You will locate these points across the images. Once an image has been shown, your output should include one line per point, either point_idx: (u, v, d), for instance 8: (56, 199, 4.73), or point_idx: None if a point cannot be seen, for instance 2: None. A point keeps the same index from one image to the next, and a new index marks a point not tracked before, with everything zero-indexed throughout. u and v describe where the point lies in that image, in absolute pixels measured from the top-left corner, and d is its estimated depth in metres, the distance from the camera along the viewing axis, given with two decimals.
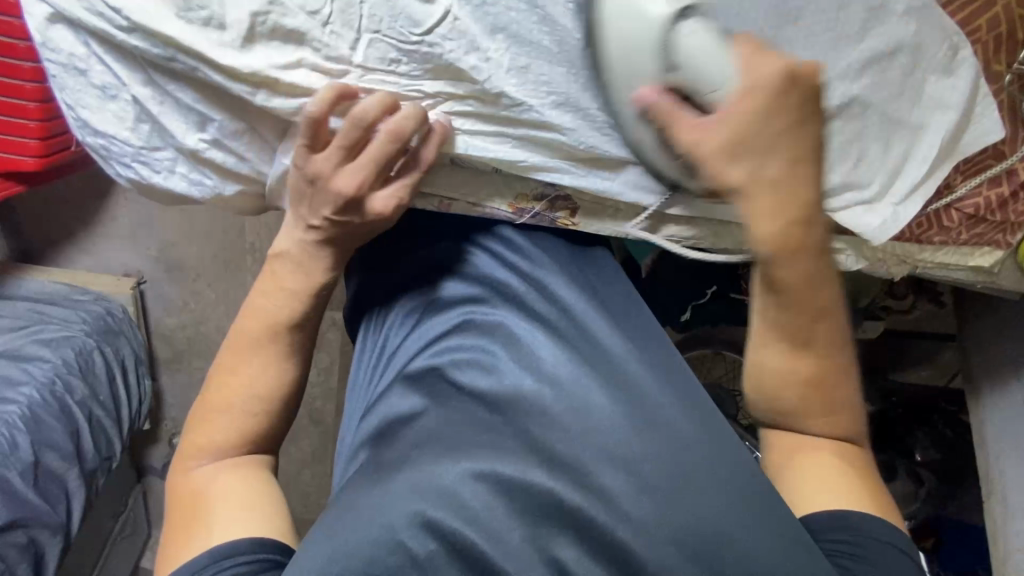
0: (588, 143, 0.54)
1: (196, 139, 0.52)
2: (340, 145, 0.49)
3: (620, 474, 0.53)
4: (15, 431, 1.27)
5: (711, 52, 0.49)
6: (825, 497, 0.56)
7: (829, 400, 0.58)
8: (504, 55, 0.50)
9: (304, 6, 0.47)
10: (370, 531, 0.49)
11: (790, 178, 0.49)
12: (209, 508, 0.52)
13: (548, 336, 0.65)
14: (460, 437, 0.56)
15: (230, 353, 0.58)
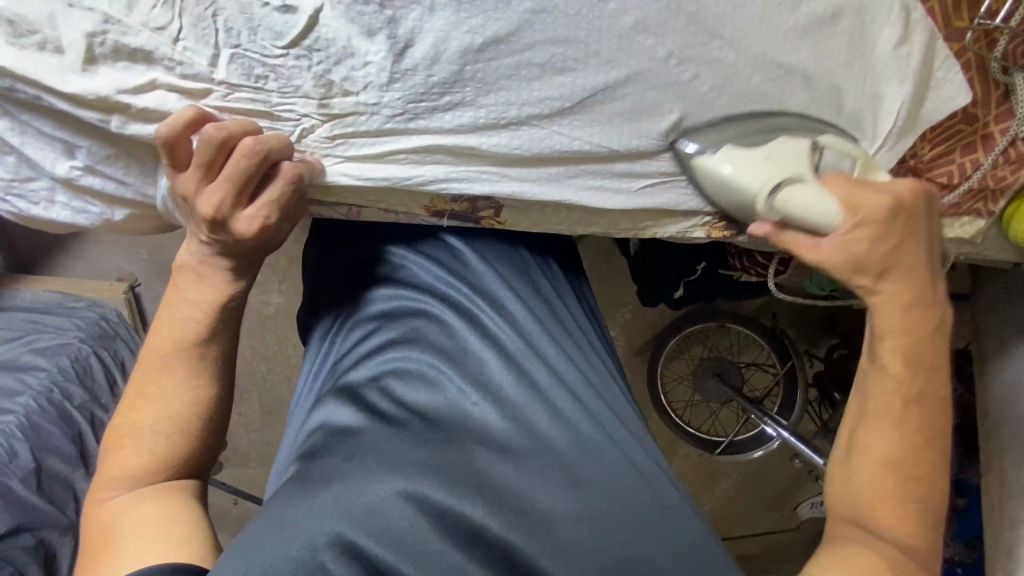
0: (493, 144, 0.51)
1: (66, 168, 0.45)
2: (198, 165, 0.44)
3: (560, 497, 0.52)
4: (13, 440, 1.20)
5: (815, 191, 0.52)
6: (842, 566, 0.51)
7: (911, 501, 0.54)
8: (385, 62, 0.46)
9: (144, 23, 0.41)
10: (291, 548, 0.47)
11: (909, 277, 0.53)
12: (124, 535, 0.50)
13: (495, 350, 0.59)
14: (397, 453, 0.53)
15: (141, 376, 0.55)
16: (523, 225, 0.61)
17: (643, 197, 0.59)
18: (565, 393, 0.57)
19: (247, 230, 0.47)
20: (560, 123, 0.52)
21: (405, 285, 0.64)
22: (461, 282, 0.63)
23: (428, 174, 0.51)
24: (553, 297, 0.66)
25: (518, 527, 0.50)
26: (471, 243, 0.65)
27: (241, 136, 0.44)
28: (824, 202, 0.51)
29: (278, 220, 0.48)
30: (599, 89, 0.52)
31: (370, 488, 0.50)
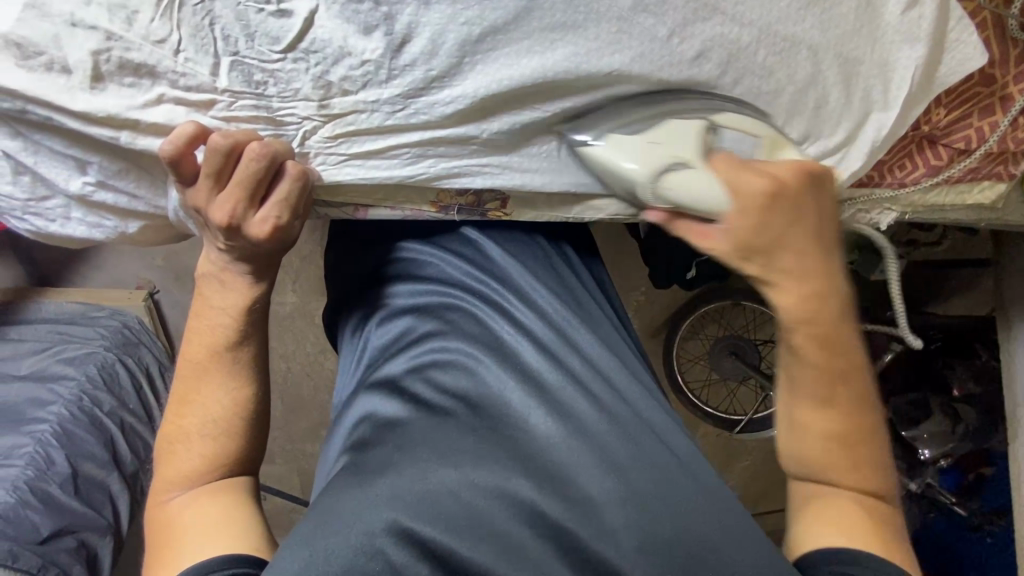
0: (495, 130, 0.52)
1: (80, 184, 0.46)
2: (206, 175, 0.45)
3: (608, 481, 0.49)
4: (49, 448, 1.24)
5: (691, 179, 0.54)
6: (826, 533, 0.55)
7: (859, 451, 0.58)
8: (383, 59, 0.46)
9: (144, 36, 0.41)
10: (350, 537, 0.44)
11: (789, 262, 0.54)
12: (182, 535, 0.51)
13: (528, 338, 0.58)
14: (446, 441, 0.51)
15: (182, 384, 0.57)
16: (529, 216, 0.62)
17: None
18: (603, 382, 0.56)
19: (260, 232, 0.49)
20: (562, 106, 0.53)
21: (430, 280, 0.64)
22: (495, 277, 0.63)
23: (431, 170, 0.52)
24: (579, 286, 0.65)
25: (572, 513, 0.48)
26: (493, 237, 0.65)
27: (246, 142, 0.45)
28: (702, 191, 0.53)
29: (288, 220, 0.50)
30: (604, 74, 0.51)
31: (427, 477, 0.48)
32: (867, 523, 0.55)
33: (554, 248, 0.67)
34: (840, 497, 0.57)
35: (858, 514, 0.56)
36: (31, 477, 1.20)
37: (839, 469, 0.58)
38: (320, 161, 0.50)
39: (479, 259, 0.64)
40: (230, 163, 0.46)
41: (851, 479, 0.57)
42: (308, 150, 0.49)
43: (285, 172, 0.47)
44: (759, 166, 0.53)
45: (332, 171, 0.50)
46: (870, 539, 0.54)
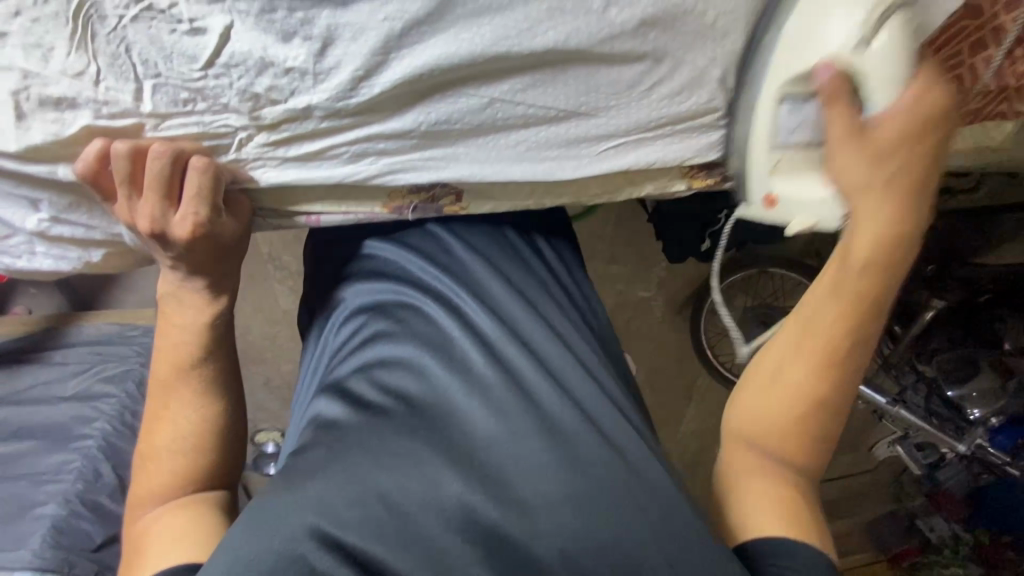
0: (431, 122, 0.51)
1: (35, 221, 0.49)
2: (120, 184, 0.46)
3: (548, 484, 0.49)
4: (96, 461, 1.29)
5: (896, 53, 0.49)
6: (761, 511, 0.52)
7: (823, 430, 0.54)
8: (307, 65, 0.45)
9: (63, 72, 0.43)
10: (274, 542, 0.45)
11: (856, 165, 0.51)
12: (146, 549, 0.51)
13: (477, 339, 0.60)
14: (383, 445, 0.52)
15: (153, 403, 0.58)
16: (488, 207, 0.61)
17: (605, 158, 0.57)
18: (547, 377, 0.57)
19: (184, 232, 0.49)
20: (502, 91, 0.51)
21: (388, 276, 0.66)
22: (449, 273, 0.64)
23: (372, 168, 0.52)
24: (538, 276, 0.67)
25: (510, 513, 0.48)
26: (459, 234, 0.67)
27: (149, 144, 0.46)
28: (893, 71, 0.49)
29: (209, 217, 0.50)
30: (538, 54, 0.49)
31: (360, 480, 0.49)
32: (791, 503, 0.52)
33: (511, 241, 0.68)
34: (773, 476, 0.54)
35: (785, 500, 0.53)
36: (81, 489, 1.25)
37: (793, 446, 0.54)
38: (258, 169, 0.51)
39: (436, 253, 0.66)
40: (138, 170, 0.47)
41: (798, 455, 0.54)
42: (247, 160, 0.50)
43: (194, 165, 0.47)
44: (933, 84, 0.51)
45: (270, 176, 0.51)
46: (795, 521, 0.51)
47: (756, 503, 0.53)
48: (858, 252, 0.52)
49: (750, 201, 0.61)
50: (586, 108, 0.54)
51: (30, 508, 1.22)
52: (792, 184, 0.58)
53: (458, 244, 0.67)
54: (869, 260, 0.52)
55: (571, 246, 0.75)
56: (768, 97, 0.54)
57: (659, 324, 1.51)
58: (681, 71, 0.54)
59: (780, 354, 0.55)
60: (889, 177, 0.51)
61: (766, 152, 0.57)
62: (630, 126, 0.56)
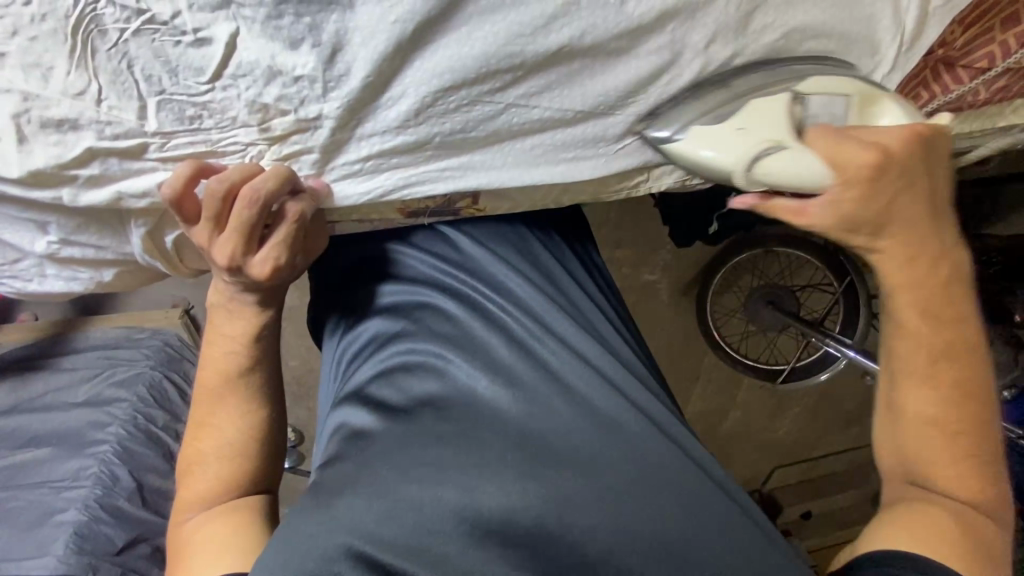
0: (447, 130, 0.49)
1: (45, 244, 0.48)
2: (207, 218, 0.45)
3: (583, 482, 0.51)
4: (113, 466, 1.29)
5: (794, 159, 0.49)
6: (899, 536, 0.51)
7: (959, 448, 0.53)
8: (317, 72, 0.44)
9: (63, 92, 0.41)
10: (309, 561, 0.45)
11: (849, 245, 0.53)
12: (196, 554, 0.51)
13: (501, 335, 0.60)
14: (412, 455, 0.53)
15: (198, 409, 0.58)
16: (505, 208, 0.59)
17: (626, 155, 0.56)
18: (576, 375, 0.57)
19: (262, 272, 0.48)
20: (518, 94, 0.49)
21: (402, 279, 0.65)
22: (468, 273, 0.64)
23: (389, 182, 0.50)
24: (558, 272, 0.67)
25: (552, 511, 0.49)
26: (479, 238, 0.66)
27: (241, 182, 0.45)
28: (798, 168, 0.49)
29: (287, 258, 0.49)
30: (553, 53, 0.48)
31: (390, 493, 0.50)
32: (941, 525, 0.51)
33: (528, 236, 0.68)
34: (925, 501, 0.53)
35: (939, 522, 0.51)
36: (100, 494, 1.25)
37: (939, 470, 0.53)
38: None
39: (449, 253, 0.65)
40: (229, 206, 0.45)
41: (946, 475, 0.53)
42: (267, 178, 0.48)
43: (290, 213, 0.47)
44: (864, 134, 0.49)
45: None
46: (948, 548, 0.49)
47: (895, 526, 0.52)
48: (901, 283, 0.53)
49: None
50: (604, 108, 0.52)
51: (51, 515, 1.22)
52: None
53: (471, 243, 0.66)
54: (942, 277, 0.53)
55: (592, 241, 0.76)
56: None
57: (668, 308, 1.50)
58: (699, 68, 0.52)
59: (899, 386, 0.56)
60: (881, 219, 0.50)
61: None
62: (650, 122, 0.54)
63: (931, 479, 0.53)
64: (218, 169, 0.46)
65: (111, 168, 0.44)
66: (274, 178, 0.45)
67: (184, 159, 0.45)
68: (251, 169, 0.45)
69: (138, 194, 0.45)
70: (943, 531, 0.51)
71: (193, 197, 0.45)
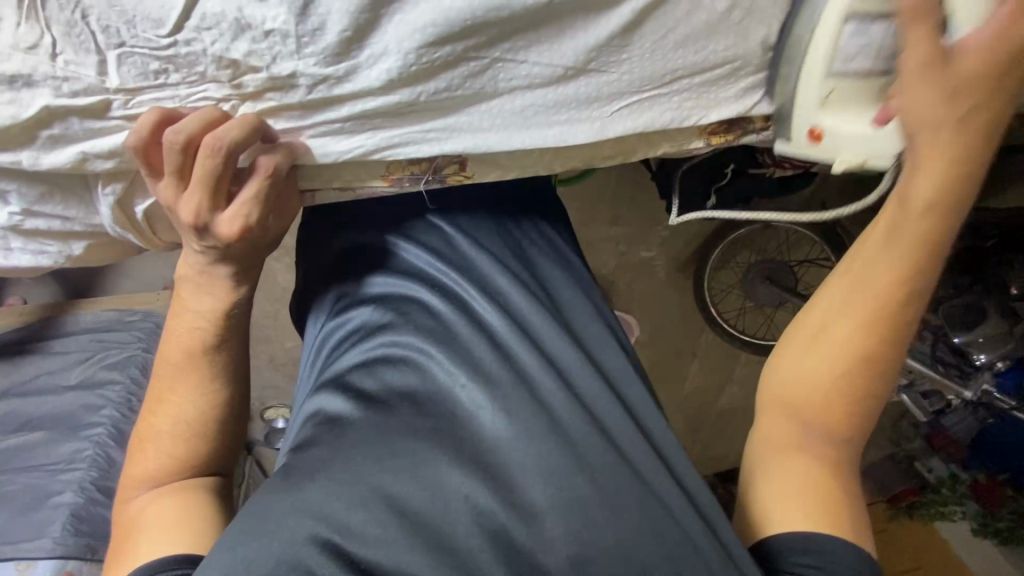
0: (430, 90, 0.46)
1: (6, 214, 0.45)
2: (170, 172, 0.43)
3: (550, 489, 0.48)
4: (108, 448, 1.28)
5: None
6: (790, 513, 0.51)
7: (846, 416, 0.53)
8: (289, 26, 0.41)
9: (14, 45, 0.39)
10: (272, 549, 0.44)
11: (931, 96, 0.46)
12: (138, 533, 0.50)
13: (482, 335, 0.57)
14: (387, 445, 0.50)
15: (157, 384, 0.56)
16: (494, 173, 0.56)
17: (622, 117, 0.53)
18: (554, 370, 0.54)
19: (230, 232, 0.47)
20: (504, 48, 0.47)
21: (393, 273, 0.64)
22: (451, 266, 0.62)
23: (368, 143, 0.48)
24: (545, 269, 0.65)
25: (515, 518, 0.47)
26: (466, 231, 0.65)
27: (201, 135, 0.42)
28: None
29: (258, 215, 0.47)
30: (539, 5, 0.45)
31: (362, 480, 0.48)
32: (815, 487, 0.52)
33: (509, 226, 0.66)
34: (804, 462, 0.53)
35: (816, 491, 0.52)
36: (96, 477, 1.24)
37: (819, 428, 0.53)
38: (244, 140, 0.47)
39: (443, 248, 0.64)
40: (192, 158, 0.43)
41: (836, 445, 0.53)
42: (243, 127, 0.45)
43: (258, 163, 0.45)
44: None
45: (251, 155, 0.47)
46: (826, 512, 0.50)
47: (784, 500, 0.52)
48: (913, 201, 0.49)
49: (791, 140, 0.56)
50: (595, 64, 0.50)
51: (46, 498, 1.22)
52: (839, 118, 0.53)
53: (457, 241, 0.64)
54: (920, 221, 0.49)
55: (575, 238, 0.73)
56: (828, 21, 0.49)
57: (663, 284, 1.49)
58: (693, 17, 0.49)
59: (823, 335, 0.54)
60: (963, 116, 0.46)
61: (818, 80, 0.51)
62: (646, 81, 0.52)
63: (812, 436, 0.54)
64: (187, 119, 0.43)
65: (70, 128, 0.41)
66: (242, 127, 0.43)
67: (147, 111, 0.42)
68: (209, 115, 0.42)
69: (104, 154, 0.42)
70: (816, 491, 0.52)
71: (155, 146, 0.42)
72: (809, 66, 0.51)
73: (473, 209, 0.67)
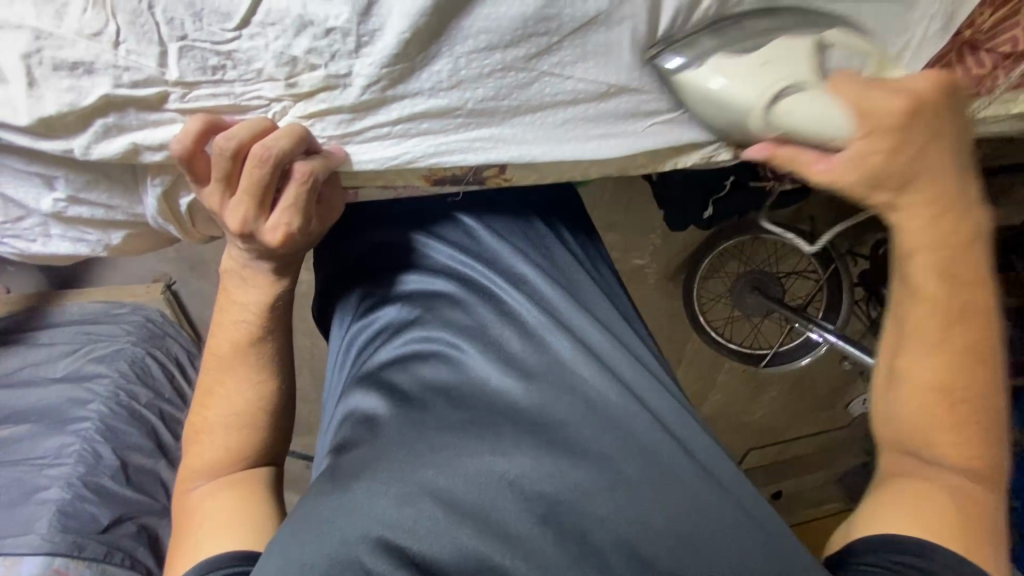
0: (480, 97, 0.47)
1: (50, 202, 0.45)
2: (217, 179, 0.43)
3: (597, 473, 0.49)
4: (95, 443, 1.24)
5: (821, 108, 0.47)
6: (892, 518, 0.49)
7: (958, 426, 0.50)
8: (350, 25, 0.41)
9: (77, 33, 0.39)
10: (325, 547, 0.44)
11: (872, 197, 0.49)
12: (203, 525, 0.49)
13: (514, 326, 0.59)
14: (426, 442, 0.51)
15: (208, 376, 0.55)
16: (531, 178, 0.57)
17: (661, 130, 0.54)
18: (592, 362, 0.56)
19: (273, 239, 0.46)
20: (554, 58, 0.48)
21: (417, 269, 0.65)
22: (479, 261, 0.63)
23: (416, 150, 0.48)
24: (571, 262, 0.66)
25: (574, 493, 0.48)
26: (487, 223, 0.67)
27: (250, 142, 0.42)
28: (829, 123, 0.47)
29: (302, 223, 0.47)
30: (589, 18, 0.46)
31: (408, 476, 0.48)
32: (939, 499, 0.49)
33: (536, 228, 0.68)
34: (921, 477, 0.51)
35: (939, 499, 0.49)
36: (83, 472, 1.21)
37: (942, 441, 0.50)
38: None
39: (469, 244, 0.65)
40: (240, 165, 0.43)
41: (952, 454, 0.50)
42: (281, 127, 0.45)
43: (297, 172, 0.44)
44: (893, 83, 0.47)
45: None
46: (943, 522, 0.48)
47: (885, 505, 0.50)
48: (907, 246, 0.50)
49: None
50: (637, 78, 0.51)
51: (32, 493, 1.18)
52: None
53: (481, 236, 0.66)
54: (948, 246, 0.49)
55: (598, 235, 0.76)
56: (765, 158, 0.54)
57: (659, 291, 1.51)
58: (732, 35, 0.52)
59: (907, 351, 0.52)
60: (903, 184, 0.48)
61: None
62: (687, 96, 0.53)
63: (932, 453, 0.51)
64: (229, 125, 0.43)
65: (126, 118, 0.41)
66: (291, 137, 0.43)
67: (195, 114, 0.42)
68: (262, 127, 0.43)
69: (154, 147, 0.42)
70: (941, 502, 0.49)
71: (203, 153, 0.42)
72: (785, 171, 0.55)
73: (489, 206, 0.68)
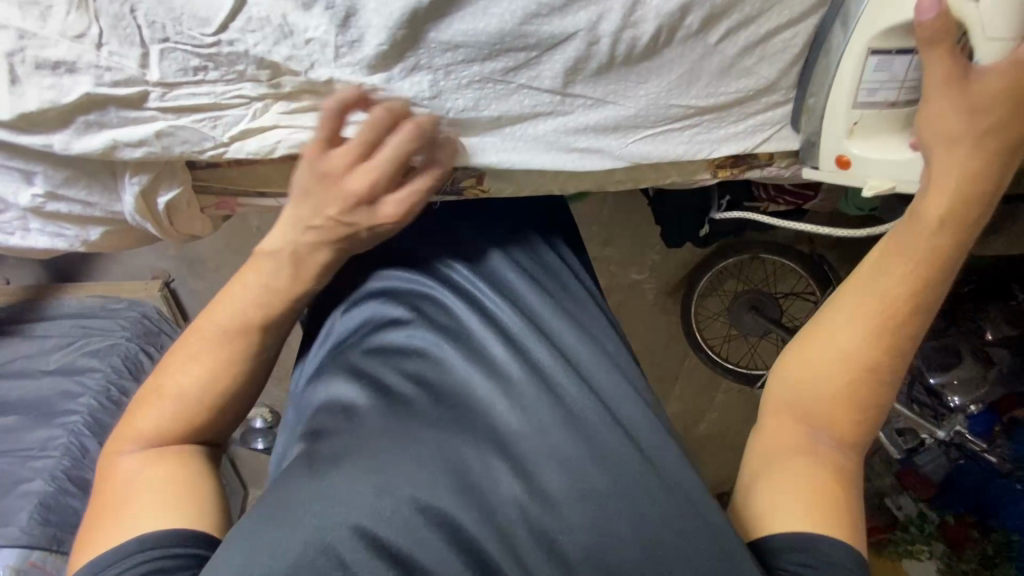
0: (458, 107, 0.48)
1: (29, 196, 0.46)
2: (360, 146, 0.46)
3: (564, 479, 0.49)
4: (82, 437, 1.24)
5: (1013, 5, 0.45)
6: (787, 499, 0.50)
7: (861, 408, 0.52)
8: (328, 36, 0.43)
9: (63, 34, 0.40)
10: (297, 538, 0.45)
11: (951, 118, 0.48)
12: (134, 497, 0.49)
13: (494, 330, 0.59)
14: (398, 440, 0.51)
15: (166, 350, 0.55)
16: (510, 190, 0.58)
17: (641, 146, 0.55)
18: (572, 374, 0.55)
19: (393, 215, 0.49)
20: (529, 75, 0.48)
21: (405, 264, 0.65)
22: (464, 260, 0.64)
23: None
24: (557, 266, 0.67)
25: (534, 504, 0.48)
26: (476, 221, 0.68)
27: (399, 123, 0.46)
28: (1002, 25, 0.45)
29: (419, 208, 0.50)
30: (564, 36, 0.47)
31: (378, 472, 0.48)
32: (828, 483, 0.51)
33: (522, 227, 0.68)
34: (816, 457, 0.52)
35: (828, 482, 0.51)
36: (67, 466, 1.21)
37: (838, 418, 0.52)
38: (274, 139, 0.46)
39: (454, 243, 0.66)
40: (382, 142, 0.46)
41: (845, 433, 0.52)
42: (262, 122, 0.45)
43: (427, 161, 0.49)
44: None
45: (282, 148, 0.46)
46: (830, 510, 0.49)
47: (784, 489, 0.51)
48: (931, 216, 0.49)
49: (820, 163, 0.57)
50: (612, 96, 0.52)
51: (17, 484, 1.19)
52: (869, 146, 0.54)
53: (466, 236, 0.67)
54: (938, 225, 0.49)
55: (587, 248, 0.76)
56: (856, 47, 0.50)
57: (650, 306, 1.51)
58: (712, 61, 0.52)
59: (839, 324, 0.52)
60: (980, 139, 0.48)
61: (842, 109, 0.53)
62: (662, 117, 0.54)
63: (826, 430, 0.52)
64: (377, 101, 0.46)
65: (107, 116, 0.43)
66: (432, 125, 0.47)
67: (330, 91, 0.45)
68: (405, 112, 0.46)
69: (133, 143, 0.43)
70: (829, 487, 0.50)
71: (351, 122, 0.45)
72: (843, 86, 0.52)
73: (478, 208, 0.69)
